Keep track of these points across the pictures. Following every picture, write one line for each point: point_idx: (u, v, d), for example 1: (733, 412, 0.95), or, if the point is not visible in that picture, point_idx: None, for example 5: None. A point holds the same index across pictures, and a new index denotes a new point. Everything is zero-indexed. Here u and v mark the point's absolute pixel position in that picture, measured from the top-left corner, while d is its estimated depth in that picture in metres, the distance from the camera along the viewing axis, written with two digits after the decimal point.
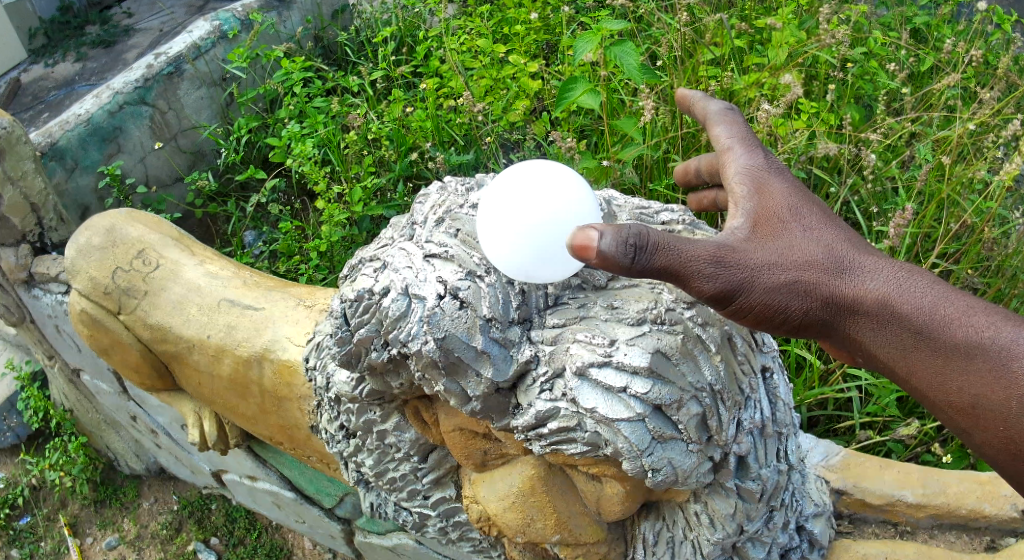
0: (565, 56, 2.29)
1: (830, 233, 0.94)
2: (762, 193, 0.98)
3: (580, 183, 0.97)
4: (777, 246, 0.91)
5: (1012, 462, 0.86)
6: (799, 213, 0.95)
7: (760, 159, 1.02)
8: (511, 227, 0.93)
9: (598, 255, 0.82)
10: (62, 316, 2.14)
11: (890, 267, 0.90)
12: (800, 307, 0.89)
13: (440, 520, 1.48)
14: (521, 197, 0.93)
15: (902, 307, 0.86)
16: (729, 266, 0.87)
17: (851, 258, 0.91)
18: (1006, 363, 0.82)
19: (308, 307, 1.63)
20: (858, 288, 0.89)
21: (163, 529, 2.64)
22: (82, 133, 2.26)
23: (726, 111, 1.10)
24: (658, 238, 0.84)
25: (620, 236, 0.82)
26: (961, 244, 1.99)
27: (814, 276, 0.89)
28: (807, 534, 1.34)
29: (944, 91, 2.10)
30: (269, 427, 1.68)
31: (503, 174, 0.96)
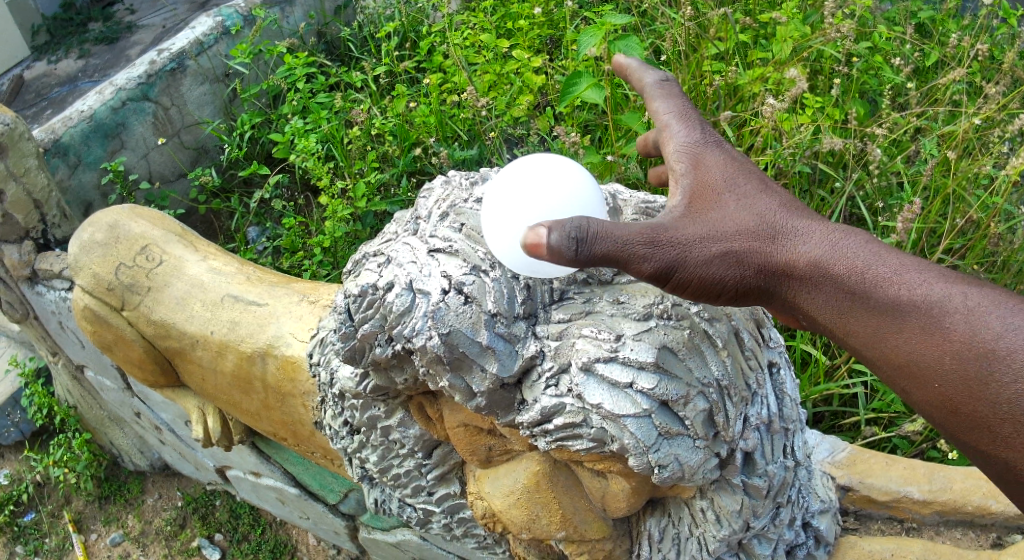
0: (569, 51, 2.28)
1: (765, 202, 0.91)
2: (697, 168, 0.95)
3: (583, 175, 0.96)
4: (710, 218, 0.89)
5: (958, 426, 0.80)
6: (733, 185, 0.92)
7: (696, 134, 0.99)
8: (512, 222, 0.93)
9: (549, 252, 0.80)
10: (66, 313, 2.13)
11: (822, 231, 0.87)
12: (734, 279, 0.87)
13: (444, 516, 1.48)
14: (522, 191, 0.92)
15: (833, 270, 0.84)
16: (660, 241, 0.85)
17: (785, 226, 0.88)
18: (938, 319, 0.78)
19: (312, 303, 1.62)
20: (790, 254, 0.86)
21: (167, 525, 2.64)
22: (85, 129, 2.27)
23: (664, 83, 1.06)
24: (600, 226, 0.81)
25: (565, 229, 0.80)
26: (967, 239, 1.97)
27: (745, 245, 0.87)
28: (813, 530, 1.33)
29: (950, 85, 2.09)
30: (272, 423, 1.68)
31: (505, 170, 0.96)
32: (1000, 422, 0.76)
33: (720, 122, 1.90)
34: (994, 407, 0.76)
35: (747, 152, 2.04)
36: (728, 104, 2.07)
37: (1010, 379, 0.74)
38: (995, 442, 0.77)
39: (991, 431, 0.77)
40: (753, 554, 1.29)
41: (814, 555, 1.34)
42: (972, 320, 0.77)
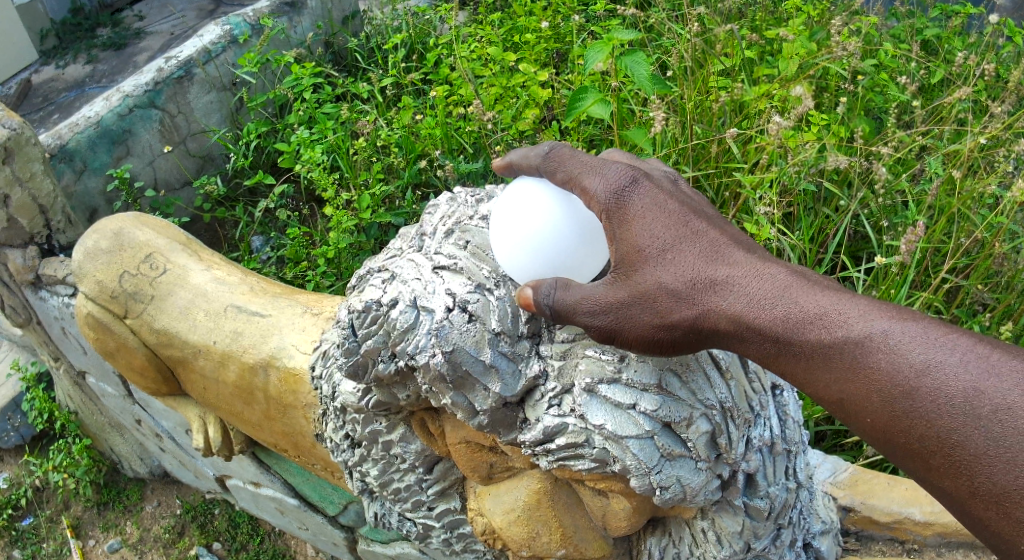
0: (575, 64, 2.28)
1: (690, 250, 0.90)
2: (621, 219, 0.93)
3: (555, 189, 0.97)
4: (635, 279, 0.90)
5: (908, 464, 0.78)
6: (656, 236, 0.91)
7: (612, 181, 0.94)
8: (508, 241, 0.97)
9: (536, 309, 0.94)
10: (69, 319, 2.13)
11: (745, 277, 0.87)
12: (666, 343, 0.90)
13: (444, 531, 1.47)
14: (511, 209, 0.97)
15: (754, 321, 0.84)
16: (590, 315, 0.91)
17: (707, 277, 0.88)
18: (860, 360, 0.78)
19: (314, 315, 1.62)
20: (713, 307, 0.87)
21: (165, 532, 2.63)
22: (91, 135, 2.28)
23: (552, 149, 0.99)
24: (563, 282, 0.93)
25: (535, 291, 0.94)
26: (973, 259, 1.96)
27: (669, 302, 0.88)
28: (813, 550, 1.33)
29: (956, 104, 2.08)
30: (273, 434, 1.68)
31: (496, 204, 1.01)
32: (933, 456, 0.74)
33: (726, 139, 1.90)
34: (923, 442, 0.75)
35: (752, 169, 2.04)
36: (733, 121, 2.07)
37: (932, 412, 0.73)
38: (933, 475, 0.76)
39: (928, 463, 0.76)
40: None
41: None
42: (890, 356, 0.76)
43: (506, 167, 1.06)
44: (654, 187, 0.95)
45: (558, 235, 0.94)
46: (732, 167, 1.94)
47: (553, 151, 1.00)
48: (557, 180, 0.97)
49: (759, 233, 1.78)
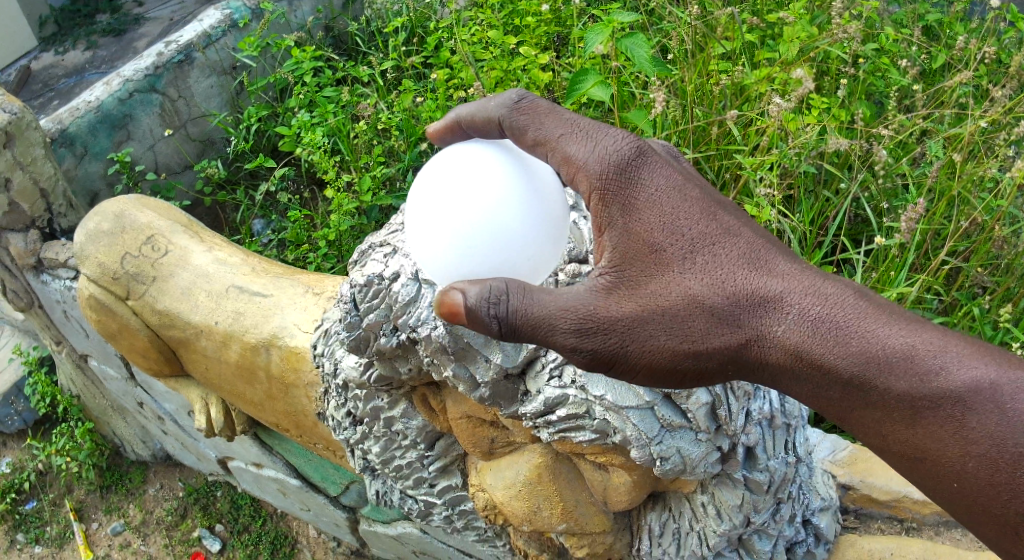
0: (576, 47, 2.26)
1: (731, 263, 0.86)
2: (630, 211, 0.88)
3: (511, 173, 0.85)
4: (661, 294, 0.86)
5: (971, 516, 0.82)
6: (683, 242, 0.87)
7: (617, 158, 0.88)
8: (442, 224, 0.85)
9: (467, 314, 0.84)
10: (71, 302, 2.14)
11: (806, 305, 0.84)
12: (699, 367, 0.86)
13: (445, 508, 1.48)
14: (443, 182, 0.86)
15: (819, 359, 0.81)
16: (613, 335, 0.86)
17: (754, 297, 0.85)
18: (961, 420, 0.77)
19: (316, 295, 1.61)
20: (771, 338, 0.84)
21: (168, 515, 2.65)
22: (91, 120, 2.29)
23: (520, 101, 0.94)
24: (518, 287, 0.84)
25: (469, 297, 0.83)
26: (972, 242, 1.96)
27: (710, 329, 0.85)
28: (812, 527, 1.34)
29: (956, 88, 2.07)
30: (275, 413, 1.69)
31: (432, 170, 0.88)
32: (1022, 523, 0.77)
33: (726, 121, 1.89)
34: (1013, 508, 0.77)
35: (753, 152, 2.04)
36: (733, 104, 2.06)
37: (998, 462, 0.76)
38: (1008, 541, 0.80)
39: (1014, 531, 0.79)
40: (753, 551, 1.30)
41: (814, 553, 1.34)
42: (997, 420, 0.76)
43: (463, 122, 1.00)
44: (671, 174, 0.90)
45: (507, 228, 0.83)
46: (732, 150, 1.94)
47: (519, 103, 0.95)
48: (528, 140, 0.93)
49: (759, 214, 1.78)
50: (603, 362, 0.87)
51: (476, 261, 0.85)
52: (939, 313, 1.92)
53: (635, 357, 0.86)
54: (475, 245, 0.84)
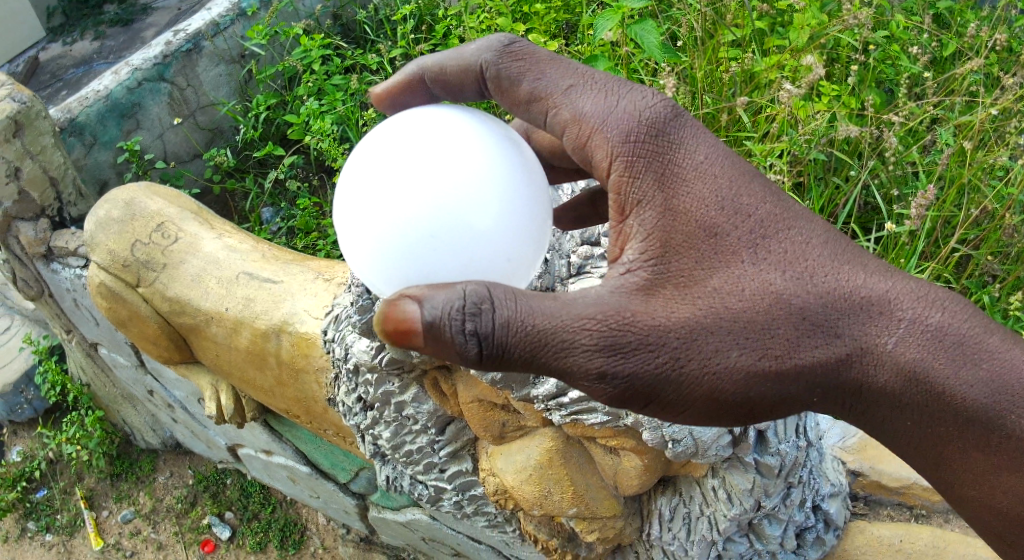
0: (584, 35, 2.25)
1: (830, 262, 0.85)
2: (669, 187, 0.84)
3: (490, 164, 0.79)
4: (734, 303, 0.81)
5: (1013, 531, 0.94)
6: (747, 226, 0.84)
7: (652, 114, 0.86)
8: (402, 200, 0.77)
9: (429, 319, 0.75)
10: (81, 291, 2.15)
11: (918, 326, 0.84)
12: (777, 379, 0.82)
13: (456, 493, 1.48)
14: (389, 163, 0.79)
15: (933, 382, 0.83)
16: (672, 340, 0.79)
17: (856, 301, 0.84)
18: None
19: (327, 281, 1.61)
20: (884, 356, 0.84)
21: (178, 503, 2.66)
22: (100, 109, 2.32)
23: (506, 47, 0.96)
24: (505, 293, 0.77)
25: (438, 305, 0.75)
26: (981, 230, 1.94)
27: (807, 343, 0.82)
28: (823, 513, 1.32)
29: (967, 75, 2.06)
30: (285, 400, 1.70)
31: (403, 140, 0.81)
32: None
33: (736, 108, 1.89)
34: None
35: (763, 140, 2.03)
36: (743, 91, 2.04)
37: None
38: None
39: None
40: (763, 536, 1.30)
41: (824, 540, 1.33)
42: None
43: (447, 76, 1.02)
44: (711, 142, 0.88)
45: (476, 220, 0.77)
46: (742, 137, 1.93)
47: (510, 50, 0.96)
48: (522, 95, 0.94)
49: None
50: (646, 380, 0.80)
51: (445, 253, 0.78)
52: None
53: (700, 369, 0.80)
54: (434, 238, 0.77)
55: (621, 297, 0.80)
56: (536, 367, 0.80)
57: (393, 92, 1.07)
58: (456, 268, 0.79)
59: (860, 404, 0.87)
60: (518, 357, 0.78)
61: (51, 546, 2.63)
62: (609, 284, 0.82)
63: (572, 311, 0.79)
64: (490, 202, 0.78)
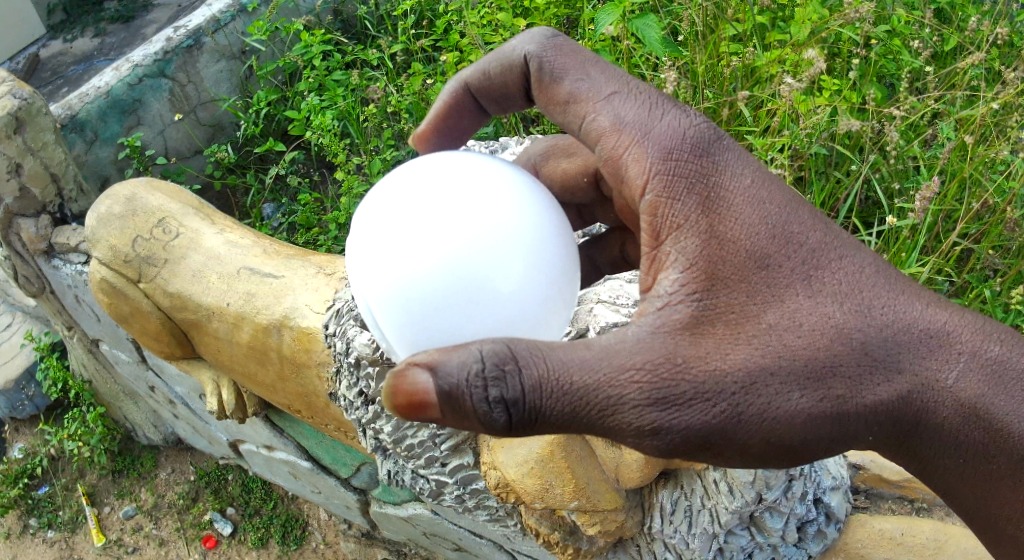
0: (585, 29, 2.24)
1: (887, 294, 0.82)
2: (713, 212, 0.81)
3: (518, 223, 0.80)
4: (798, 342, 0.77)
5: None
6: (799, 256, 0.81)
7: (694, 134, 0.84)
8: (426, 243, 0.77)
9: (442, 390, 0.71)
10: (82, 286, 2.15)
11: (968, 358, 0.84)
12: (836, 420, 0.78)
13: (457, 487, 1.48)
14: (412, 211, 0.79)
15: (984, 412, 0.83)
16: (730, 386, 0.74)
17: (915, 335, 0.82)
18: None
19: (328, 275, 1.60)
20: (940, 390, 0.82)
21: (180, 499, 2.67)
22: (101, 105, 2.34)
23: (550, 40, 0.98)
24: (527, 349, 0.72)
25: (454, 373, 0.70)
26: (982, 224, 1.93)
27: (872, 382, 0.80)
28: (824, 506, 1.30)
29: (968, 70, 2.05)
30: (287, 395, 1.70)
31: (429, 180, 0.81)
32: None
33: (737, 102, 1.88)
34: None
35: (764, 134, 2.03)
36: (744, 86, 2.05)
37: None
38: None
39: None
40: (764, 529, 1.29)
41: (825, 533, 1.31)
42: None
43: (489, 71, 1.04)
44: (756, 164, 0.85)
45: (499, 279, 0.78)
46: (743, 131, 1.93)
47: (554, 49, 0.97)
48: (561, 95, 0.95)
49: None
50: (703, 431, 0.75)
51: (463, 312, 0.77)
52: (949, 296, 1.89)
53: (759, 415, 0.75)
54: (453, 296, 0.77)
55: (674, 340, 0.75)
56: (577, 423, 0.74)
57: (435, 123, 1.12)
58: (474, 328, 0.78)
59: (911, 438, 0.85)
60: (553, 419, 0.73)
61: (53, 542, 2.63)
62: (652, 319, 0.77)
63: (616, 362, 0.73)
64: (514, 262, 0.79)
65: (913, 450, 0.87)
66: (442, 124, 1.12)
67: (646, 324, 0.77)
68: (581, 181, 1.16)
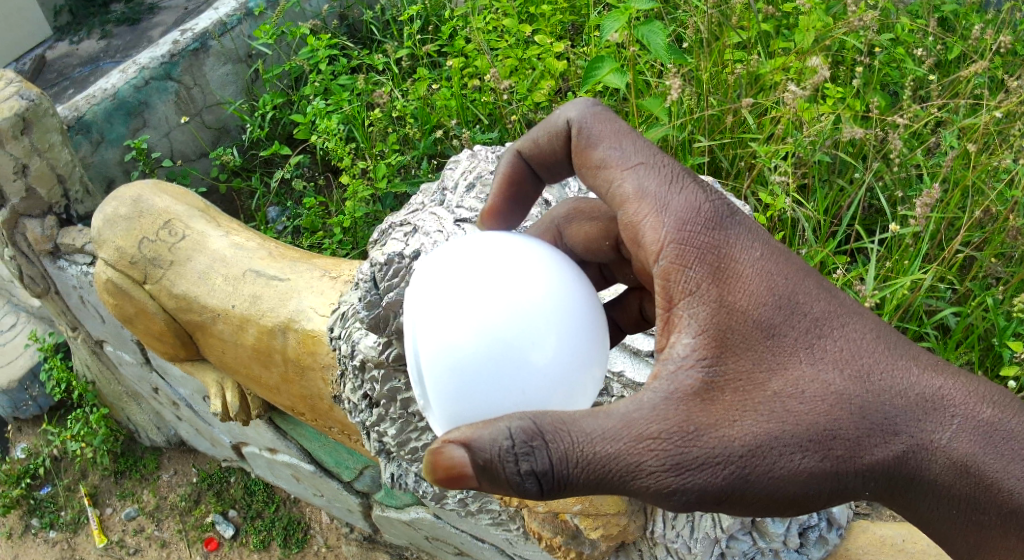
0: (590, 36, 2.24)
1: (884, 358, 0.82)
2: (723, 282, 0.82)
3: (554, 298, 0.82)
4: (800, 409, 0.78)
5: None
6: (805, 324, 0.82)
7: (709, 209, 0.86)
8: (464, 317, 0.80)
9: (476, 465, 0.72)
10: (87, 287, 2.16)
11: (968, 421, 0.82)
12: (837, 479, 0.79)
13: (460, 490, 1.49)
14: (447, 283, 0.83)
15: (984, 477, 0.81)
16: (738, 450, 0.75)
17: (911, 399, 0.81)
18: None
19: (333, 279, 1.61)
20: (939, 455, 0.80)
21: (181, 501, 2.67)
22: (108, 107, 2.35)
23: (590, 109, 0.99)
24: (552, 424, 0.73)
25: (486, 447, 0.71)
26: (985, 232, 1.92)
27: (875, 445, 0.79)
28: (826, 512, 1.29)
29: (972, 79, 2.05)
30: (291, 398, 1.70)
31: (469, 257, 0.85)
32: None
33: (741, 108, 1.89)
34: None
35: (768, 141, 2.03)
36: (749, 93, 2.06)
37: None
38: None
39: None
40: (766, 534, 1.28)
41: (826, 539, 1.30)
42: None
43: (539, 141, 1.05)
44: (766, 238, 0.87)
45: (534, 352, 0.79)
46: (747, 138, 1.94)
47: (596, 119, 0.98)
48: (594, 160, 0.96)
49: (773, 203, 1.77)
50: (710, 493, 0.76)
51: (497, 385, 0.79)
52: (951, 303, 1.89)
53: (763, 477, 0.76)
54: (486, 368, 0.79)
55: (685, 407, 0.76)
56: (590, 488, 0.75)
57: (498, 195, 1.12)
58: (507, 400, 0.80)
59: (905, 496, 0.83)
60: (581, 484, 0.74)
61: (55, 542, 2.63)
62: (665, 384, 0.77)
63: (632, 431, 0.74)
64: (548, 338, 0.80)
65: (907, 505, 0.85)
66: (504, 196, 1.12)
67: (661, 389, 0.77)
68: (603, 245, 1.11)
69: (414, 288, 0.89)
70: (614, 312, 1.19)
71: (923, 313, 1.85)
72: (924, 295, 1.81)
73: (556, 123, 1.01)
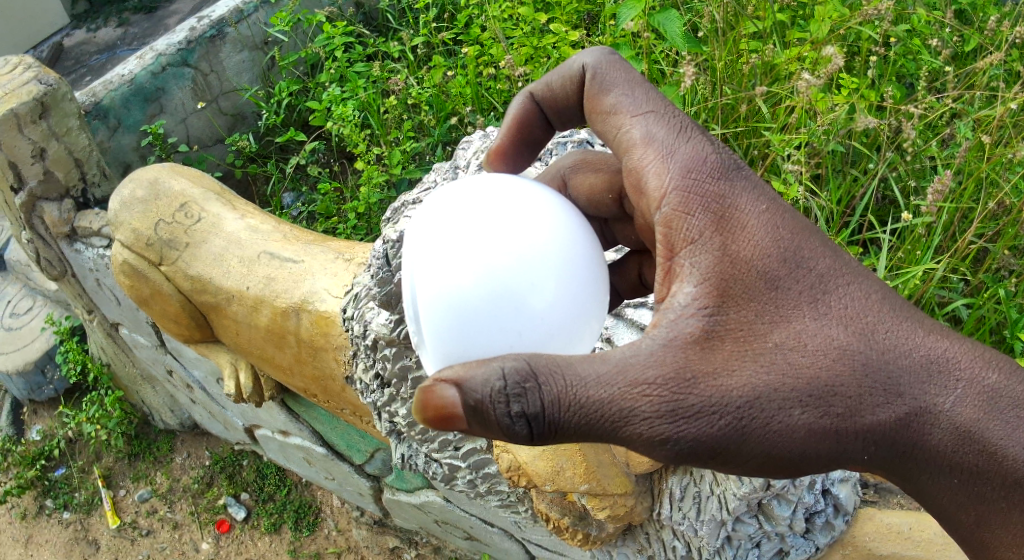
0: (606, 25, 2.25)
1: (889, 319, 0.83)
2: (726, 233, 0.83)
3: (555, 245, 0.83)
4: (801, 362, 0.78)
5: None
6: (809, 279, 0.82)
7: (716, 160, 0.87)
8: (466, 260, 0.81)
9: (466, 408, 0.74)
10: (103, 270, 2.18)
11: (971, 386, 0.83)
12: (836, 437, 0.79)
13: (470, 471, 1.49)
14: (448, 228, 0.83)
15: (984, 440, 0.82)
16: (734, 401, 0.76)
17: (916, 360, 0.82)
18: None
19: (347, 261, 1.62)
20: (940, 417, 0.81)
21: (195, 483, 2.70)
22: (125, 93, 2.38)
23: (606, 56, 1.00)
24: (547, 365, 0.73)
25: (478, 388, 0.72)
26: (999, 224, 1.90)
27: (878, 401, 0.80)
28: (832, 498, 1.28)
29: (988, 70, 2.04)
30: (303, 378, 1.72)
31: (473, 198, 0.86)
32: None
33: (755, 98, 1.90)
34: None
35: (782, 132, 2.02)
36: (764, 82, 2.07)
37: None
38: None
39: None
40: (772, 517, 1.26)
41: (832, 525, 1.29)
42: None
43: (553, 80, 1.05)
44: (772, 194, 0.87)
45: (534, 294, 0.80)
46: (761, 127, 1.94)
47: (611, 65, 0.99)
48: (604, 106, 0.97)
49: (785, 192, 1.76)
50: (704, 443, 0.77)
51: (495, 329, 0.80)
52: (964, 295, 1.87)
53: (760, 429, 0.76)
54: (484, 310, 0.80)
55: (684, 355, 0.76)
56: (587, 434, 0.76)
57: (506, 137, 1.12)
58: (504, 343, 0.81)
59: (907, 461, 0.84)
60: (574, 429, 0.75)
61: (69, 523, 2.67)
62: (664, 332, 0.78)
63: (627, 377, 0.74)
64: (548, 282, 0.81)
65: (906, 472, 0.86)
66: (515, 139, 1.11)
67: (659, 336, 0.77)
68: (607, 199, 1.11)
69: (416, 225, 0.89)
70: (613, 277, 1.22)
71: (935, 304, 1.83)
72: (937, 285, 1.80)
73: (574, 61, 1.01)
